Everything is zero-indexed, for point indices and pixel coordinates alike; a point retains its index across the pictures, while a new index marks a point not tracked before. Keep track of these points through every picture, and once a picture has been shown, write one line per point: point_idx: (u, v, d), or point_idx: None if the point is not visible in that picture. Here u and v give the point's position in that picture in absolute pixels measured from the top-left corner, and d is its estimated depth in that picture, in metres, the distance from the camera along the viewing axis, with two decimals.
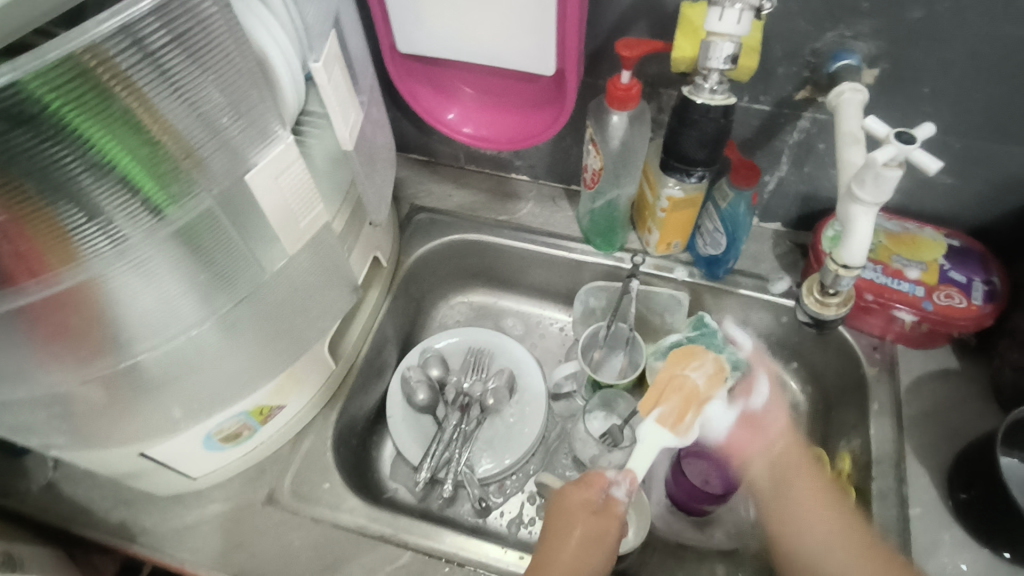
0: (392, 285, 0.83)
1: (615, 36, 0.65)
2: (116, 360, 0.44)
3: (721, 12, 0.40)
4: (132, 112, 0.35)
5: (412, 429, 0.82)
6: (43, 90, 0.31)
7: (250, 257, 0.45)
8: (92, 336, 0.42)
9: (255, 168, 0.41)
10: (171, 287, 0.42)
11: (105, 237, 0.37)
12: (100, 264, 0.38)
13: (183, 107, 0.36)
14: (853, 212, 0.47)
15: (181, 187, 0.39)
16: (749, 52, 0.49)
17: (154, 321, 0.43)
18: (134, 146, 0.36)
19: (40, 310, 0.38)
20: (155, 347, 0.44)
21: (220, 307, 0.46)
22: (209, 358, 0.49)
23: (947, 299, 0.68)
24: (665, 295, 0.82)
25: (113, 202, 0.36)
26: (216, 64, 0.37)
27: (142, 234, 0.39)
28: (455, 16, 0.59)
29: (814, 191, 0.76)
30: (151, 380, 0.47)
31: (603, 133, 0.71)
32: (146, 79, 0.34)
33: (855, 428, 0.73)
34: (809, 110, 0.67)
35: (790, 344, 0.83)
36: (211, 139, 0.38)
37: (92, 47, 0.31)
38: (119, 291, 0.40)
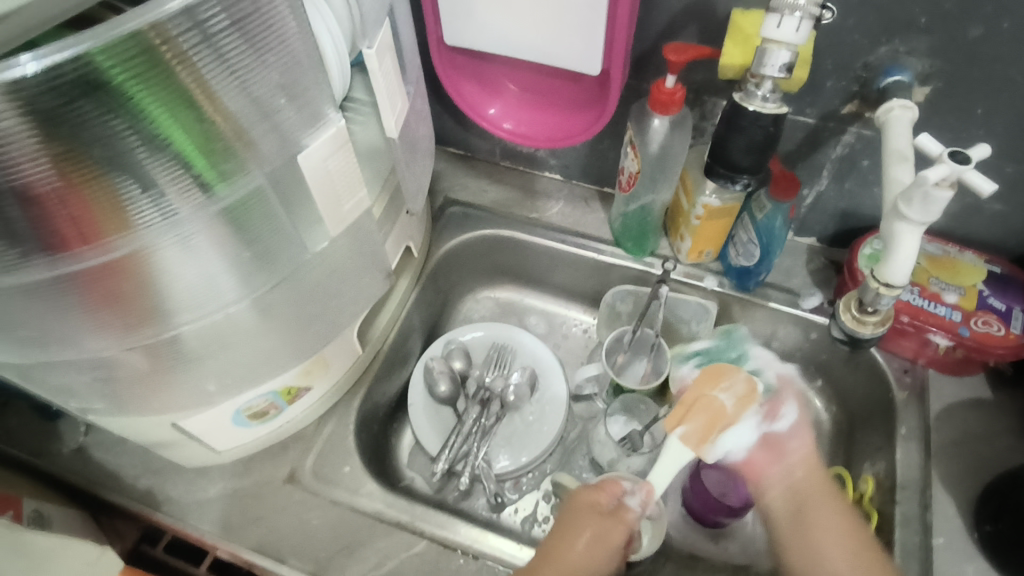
0: (421, 276, 0.84)
1: (663, 40, 0.64)
2: (159, 331, 0.44)
3: (779, 19, 0.39)
4: (190, 92, 0.35)
5: (431, 420, 0.82)
6: (109, 65, 0.32)
7: (292, 237, 0.46)
8: (137, 309, 0.42)
9: (308, 150, 0.41)
10: (214, 264, 0.43)
11: (157, 211, 0.38)
12: (148, 237, 0.39)
13: (239, 89, 0.37)
14: (898, 229, 0.47)
15: (231, 166, 0.39)
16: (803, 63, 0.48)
17: (196, 296, 0.44)
18: (189, 124, 0.36)
19: (88, 278, 0.39)
20: (194, 321, 0.45)
21: (258, 287, 0.47)
22: (247, 335, 0.50)
23: (984, 326, 0.67)
24: (693, 303, 0.81)
25: (167, 177, 0.37)
26: (274, 48, 0.37)
27: (191, 210, 0.39)
28: (505, 11, 0.59)
29: (854, 208, 0.75)
30: (189, 352, 0.48)
31: (643, 135, 0.70)
32: (205, 61, 0.35)
33: (880, 451, 0.71)
34: (856, 125, 0.66)
35: (817, 362, 0.82)
36: (263, 121, 0.39)
37: (158, 27, 0.32)
38: (165, 265, 0.41)
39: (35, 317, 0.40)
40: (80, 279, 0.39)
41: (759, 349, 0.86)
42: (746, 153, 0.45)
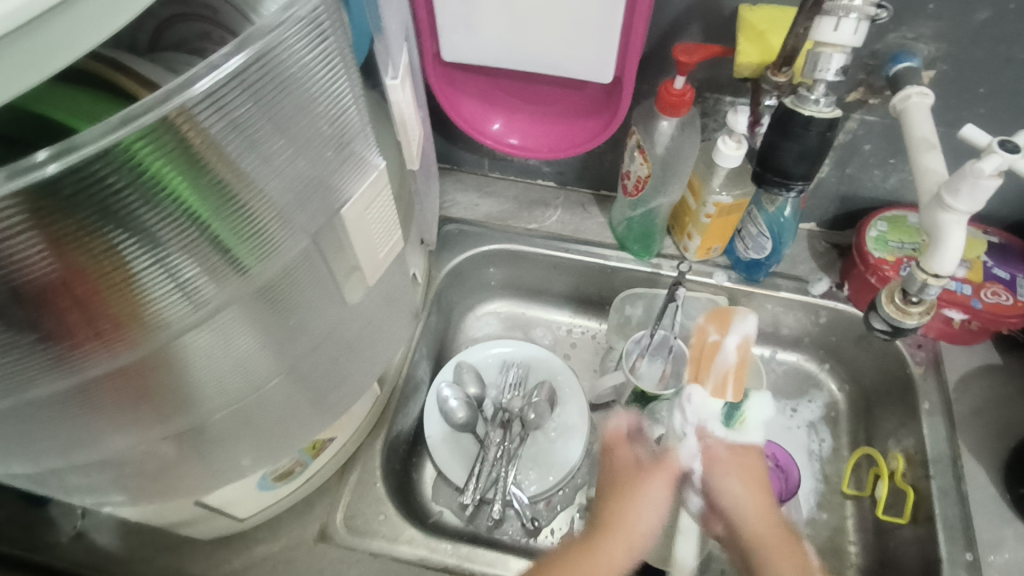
0: (426, 302, 0.80)
1: (667, 40, 0.63)
2: (189, 416, 0.42)
3: (836, 22, 0.38)
4: (218, 173, 0.32)
5: (452, 449, 0.79)
6: (133, 160, 0.29)
7: (331, 292, 0.44)
8: (163, 398, 0.40)
9: (349, 200, 0.40)
10: (245, 342, 0.41)
11: (188, 300, 0.36)
12: (179, 327, 0.37)
13: (268, 162, 0.34)
14: (943, 220, 0.47)
15: (265, 243, 0.37)
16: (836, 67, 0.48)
17: (221, 379, 0.42)
18: (218, 206, 0.34)
19: (114, 374, 0.37)
20: (224, 402, 0.44)
21: (290, 361, 0.45)
22: (275, 400, 0.47)
23: (994, 297, 0.69)
24: (704, 300, 0.81)
25: (198, 265, 0.35)
26: (300, 114, 0.35)
27: (224, 294, 0.37)
28: (510, 22, 0.56)
29: (854, 192, 0.76)
30: (215, 435, 0.46)
31: (650, 138, 0.69)
32: (231, 138, 0.32)
33: (904, 427, 0.73)
34: (860, 112, 0.66)
35: (828, 345, 0.83)
36: (293, 193, 0.37)
37: (184, 113, 0.29)
38: (194, 350, 0.39)
39: (60, 419, 0.38)
40: (107, 375, 0.36)
41: (768, 337, 0.87)
42: (804, 159, 0.43)
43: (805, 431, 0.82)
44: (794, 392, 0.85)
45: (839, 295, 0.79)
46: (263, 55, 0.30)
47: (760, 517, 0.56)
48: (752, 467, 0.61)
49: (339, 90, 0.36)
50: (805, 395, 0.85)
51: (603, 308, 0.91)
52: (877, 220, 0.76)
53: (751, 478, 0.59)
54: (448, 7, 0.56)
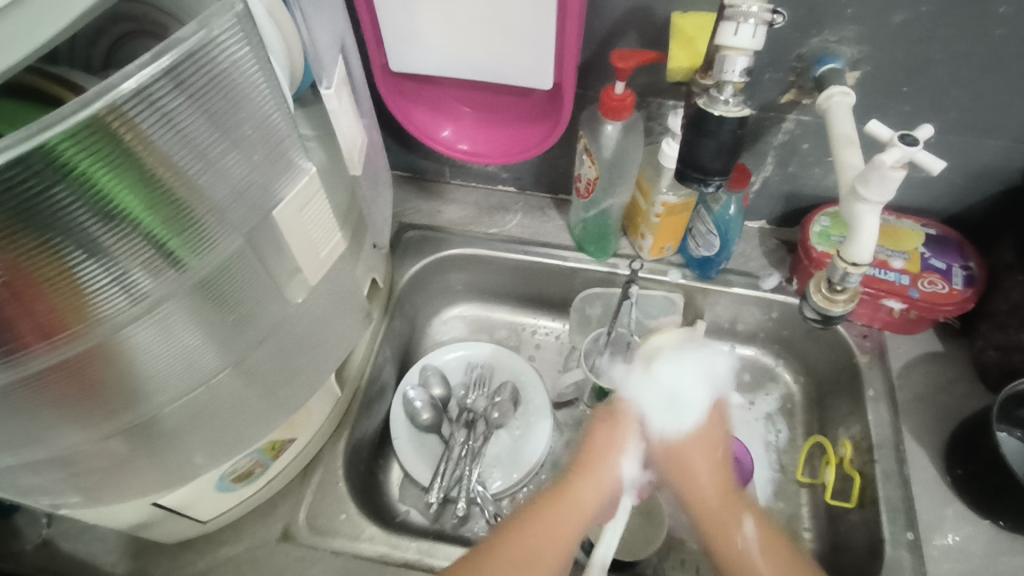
0: (389, 306, 0.82)
1: (607, 47, 0.65)
2: (138, 412, 0.44)
3: (735, 27, 0.42)
4: (152, 169, 0.35)
5: (418, 449, 0.81)
6: (66, 155, 0.32)
7: (274, 290, 0.47)
8: (109, 394, 0.42)
9: (281, 203, 0.43)
10: (190, 336, 0.43)
11: (127, 295, 0.38)
12: (121, 321, 0.39)
13: (200, 160, 0.37)
14: (858, 211, 0.49)
15: (201, 238, 0.40)
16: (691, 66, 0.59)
17: (167, 376, 0.44)
18: (155, 203, 0.36)
19: (57, 368, 0.39)
20: (170, 401, 0.45)
21: (237, 354, 0.47)
22: (224, 395, 0.49)
23: (931, 286, 0.72)
24: (660, 297, 0.84)
25: (134, 260, 0.37)
26: (229, 114, 0.38)
27: (163, 289, 0.39)
28: (452, 33, 0.59)
29: (798, 189, 0.79)
30: (164, 431, 0.47)
31: (597, 142, 0.71)
32: (164, 135, 0.35)
33: (853, 415, 0.75)
34: (795, 112, 0.69)
35: (782, 338, 0.86)
36: (226, 189, 0.40)
37: (115, 109, 0.32)
38: (137, 344, 0.41)
39: (5, 417, 0.40)
40: (51, 370, 0.38)
41: (725, 332, 0.90)
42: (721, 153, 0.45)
43: (762, 423, 0.84)
44: (751, 386, 0.88)
45: (788, 290, 0.82)
46: (192, 55, 0.34)
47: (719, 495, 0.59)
48: (713, 439, 0.61)
49: (268, 93, 0.40)
50: (762, 388, 0.87)
51: (565, 309, 0.93)
52: (820, 216, 0.79)
53: (710, 457, 0.60)
54: (392, 21, 0.59)
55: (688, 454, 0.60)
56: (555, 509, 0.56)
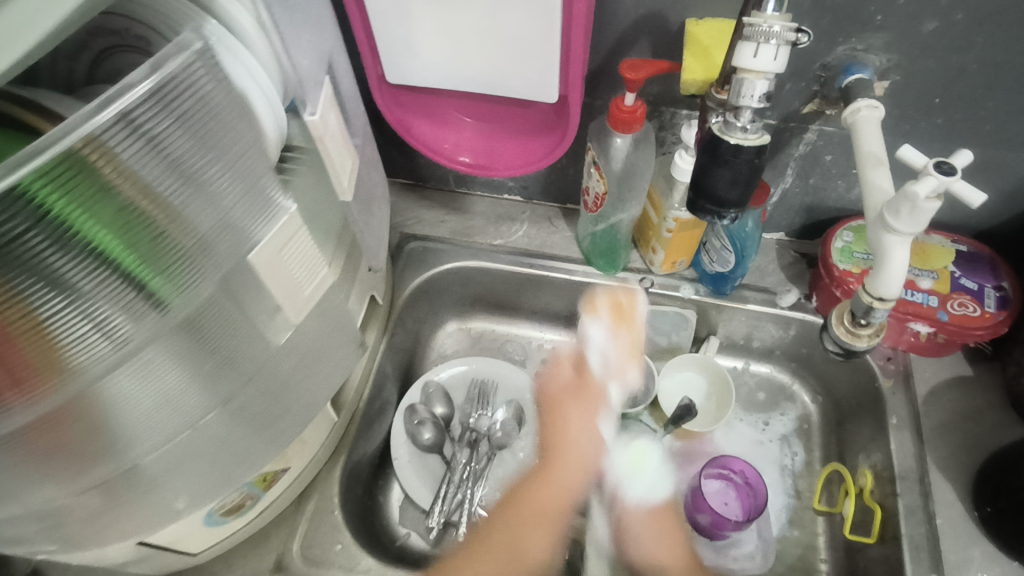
0: (389, 322, 0.79)
1: (616, 56, 0.61)
2: (118, 464, 0.42)
3: (755, 48, 0.37)
4: (132, 202, 0.33)
5: (418, 470, 0.78)
6: (38, 194, 0.29)
7: (252, 331, 0.45)
8: (90, 442, 0.40)
9: (258, 245, 0.40)
10: (174, 376, 0.41)
11: (108, 340, 0.36)
12: (104, 365, 0.36)
13: (183, 190, 0.35)
14: (887, 242, 0.45)
15: (183, 275, 0.37)
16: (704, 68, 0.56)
17: (151, 420, 0.42)
18: (135, 240, 0.34)
19: (36, 421, 0.36)
20: (154, 447, 0.43)
21: (225, 392, 0.46)
22: (212, 435, 0.47)
23: (961, 309, 0.67)
24: (672, 313, 0.81)
25: (114, 303, 0.35)
26: (211, 143, 0.36)
27: (146, 332, 0.37)
28: (451, 44, 0.55)
29: (820, 202, 0.75)
30: (150, 476, 0.45)
31: (606, 155, 0.67)
32: (145, 162, 0.33)
33: (874, 442, 0.71)
34: (817, 123, 0.65)
35: (800, 356, 0.82)
36: (213, 221, 0.37)
37: (92, 139, 0.30)
38: (120, 387, 0.38)
39: None
40: (30, 423, 0.36)
41: (739, 348, 0.86)
42: (741, 189, 0.42)
43: (777, 445, 0.81)
44: (767, 405, 0.84)
45: (807, 307, 0.78)
46: (174, 76, 0.32)
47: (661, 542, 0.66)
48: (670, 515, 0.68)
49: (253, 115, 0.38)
50: (777, 407, 0.84)
51: (573, 323, 0.90)
52: (843, 230, 0.74)
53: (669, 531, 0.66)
54: (386, 31, 0.55)
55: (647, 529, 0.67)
56: (544, 490, 0.64)
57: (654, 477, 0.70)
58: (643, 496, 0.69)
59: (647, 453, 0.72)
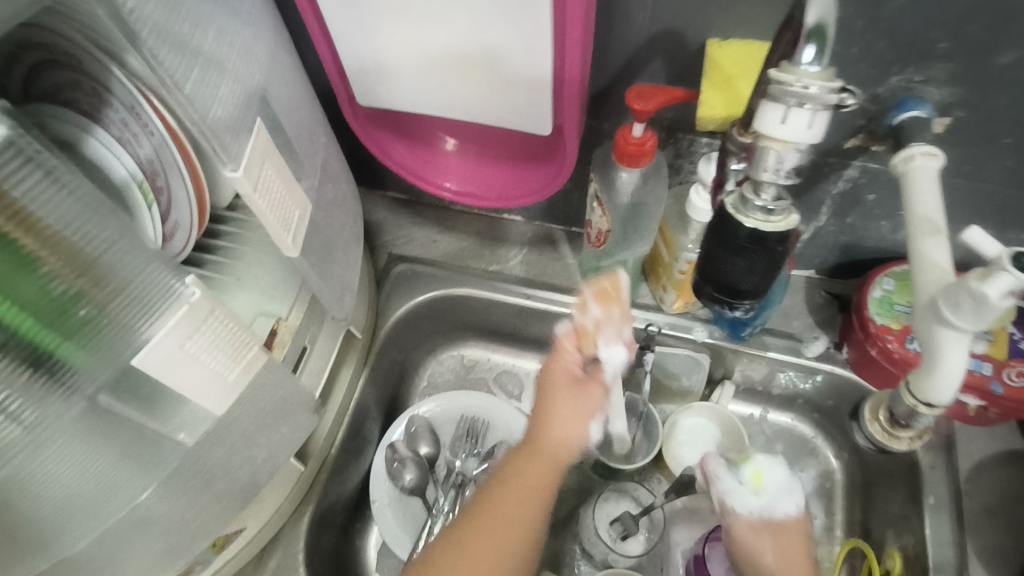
0: (370, 354, 0.73)
1: (624, 78, 0.52)
2: (38, 564, 0.36)
3: (784, 114, 0.32)
4: (21, 253, 0.28)
5: (399, 515, 0.73)
6: None
7: (162, 432, 0.37)
8: (3, 544, 0.34)
9: (145, 348, 0.32)
10: (93, 461, 0.35)
11: (14, 429, 0.30)
12: (14, 457, 0.30)
13: (86, 240, 0.30)
14: (941, 338, 0.37)
15: (97, 341, 0.31)
16: (726, 99, 0.48)
17: (69, 513, 0.36)
18: (26, 301, 0.29)
19: None
20: (84, 537, 0.38)
21: (162, 471, 0.39)
22: (153, 517, 0.41)
23: (1019, 379, 0.58)
24: (682, 357, 0.71)
25: (10, 381, 0.29)
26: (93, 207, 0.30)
27: (57, 414, 0.31)
28: (427, 65, 0.47)
29: (857, 242, 0.66)
30: (77, 569, 0.40)
31: (610, 189, 0.59)
32: (37, 206, 0.28)
33: (905, 520, 0.63)
34: (860, 159, 0.55)
35: (825, 408, 0.74)
36: (122, 275, 0.32)
37: None
38: (37, 477, 0.32)
39: None
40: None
41: (757, 394, 0.78)
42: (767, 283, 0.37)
43: None
44: (784, 459, 0.76)
45: (837, 358, 0.69)
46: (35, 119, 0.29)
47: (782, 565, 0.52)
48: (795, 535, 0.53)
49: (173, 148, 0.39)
50: (797, 463, 0.76)
51: None
52: (883, 277, 0.65)
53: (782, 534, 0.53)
54: (351, 48, 0.47)
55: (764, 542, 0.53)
56: (531, 464, 0.54)
57: (779, 487, 0.55)
58: (761, 510, 0.54)
59: (766, 465, 0.56)
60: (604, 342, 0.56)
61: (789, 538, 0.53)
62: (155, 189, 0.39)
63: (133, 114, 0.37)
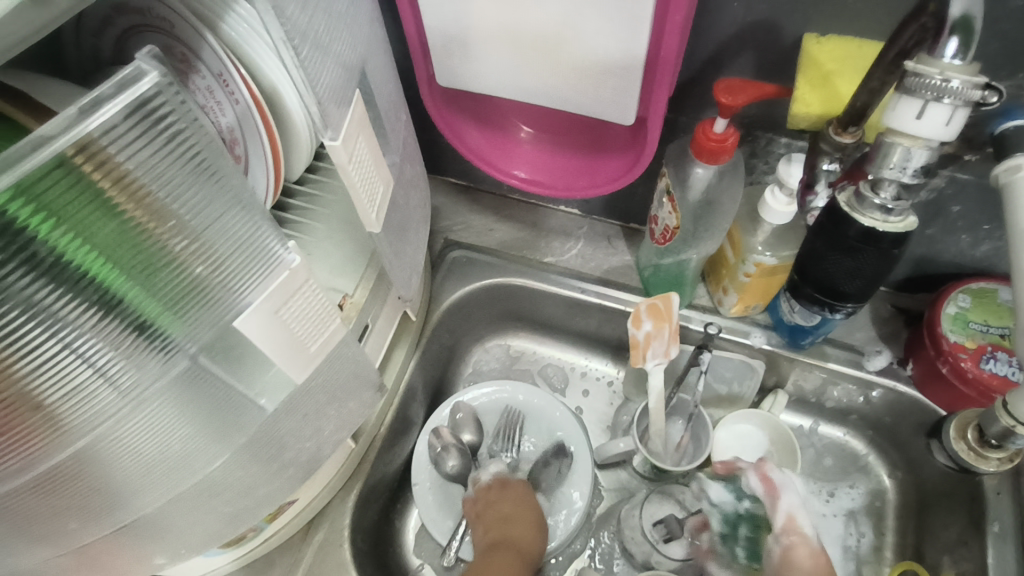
0: (422, 338, 0.72)
1: (712, 69, 0.51)
2: (112, 520, 0.38)
3: (921, 110, 0.35)
4: (137, 225, 0.28)
5: (440, 501, 0.72)
6: (23, 213, 0.23)
7: (247, 397, 0.38)
8: (87, 499, 0.35)
9: (247, 308, 0.33)
10: (179, 428, 0.35)
11: (110, 387, 0.31)
12: (105, 417, 0.31)
13: (199, 210, 0.29)
14: None
15: (195, 312, 0.32)
16: (825, 97, 0.47)
17: (151, 474, 0.36)
18: (135, 272, 0.29)
19: (28, 479, 0.31)
20: (158, 501, 0.38)
21: (235, 443, 0.40)
22: (226, 482, 0.41)
23: None
24: (736, 361, 0.70)
25: (114, 343, 0.29)
26: (207, 172, 0.29)
27: (152, 375, 0.32)
28: (514, 45, 0.46)
29: (933, 255, 0.63)
30: (144, 531, 0.41)
31: (682, 183, 0.58)
32: (154, 177, 0.27)
33: (965, 545, 0.61)
34: (950, 168, 0.53)
35: (881, 425, 0.72)
36: (225, 246, 0.31)
37: (87, 146, 0.24)
38: (125, 441, 0.33)
39: None
40: (22, 482, 0.31)
41: (811, 406, 0.76)
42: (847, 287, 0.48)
43: (842, 521, 0.72)
44: (834, 474, 0.74)
45: (900, 374, 0.66)
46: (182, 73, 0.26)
47: None
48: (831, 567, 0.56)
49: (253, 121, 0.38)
50: (846, 478, 0.74)
51: (622, 354, 0.81)
52: (958, 293, 0.63)
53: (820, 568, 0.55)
54: (440, 25, 0.47)
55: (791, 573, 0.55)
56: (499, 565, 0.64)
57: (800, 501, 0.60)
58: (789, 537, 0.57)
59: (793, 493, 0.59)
60: (652, 356, 0.63)
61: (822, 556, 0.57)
62: (234, 157, 0.39)
63: (220, 81, 0.37)
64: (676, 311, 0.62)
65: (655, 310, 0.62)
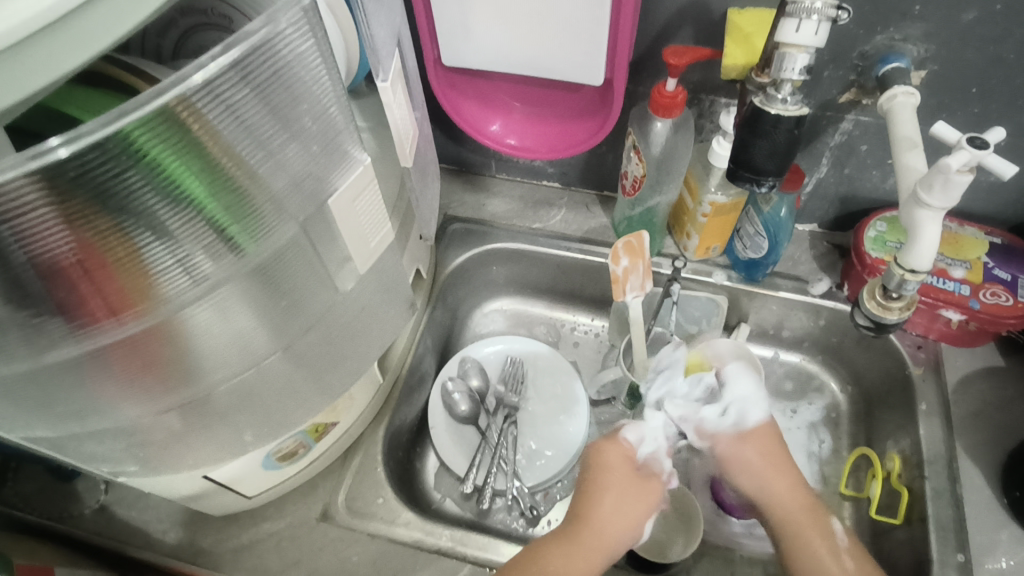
0: (432, 296, 0.83)
1: (660, 43, 0.64)
2: (190, 391, 0.46)
3: (798, 24, 0.48)
4: (218, 159, 0.37)
5: (455, 440, 0.81)
6: (143, 139, 0.33)
7: (324, 278, 0.48)
8: (166, 371, 0.44)
9: (337, 192, 0.44)
10: (241, 318, 0.44)
11: (193, 280, 0.40)
12: (186, 304, 0.41)
13: (267, 148, 0.39)
14: (920, 217, 0.48)
15: (259, 225, 0.41)
16: (744, 52, 0.59)
17: (220, 354, 0.46)
18: (215, 193, 0.38)
19: (123, 349, 0.41)
20: (224, 377, 0.47)
21: (289, 337, 0.49)
22: (289, 367, 0.51)
23: (993, 298, 0.71)
24: (703, 298, 0.81)
25: (199, 245, 0.39)
26: (291, 106, 0.39)
27: (226, 271, 0.41)
28: (504, 24, 0.59)
29: (854, 192, 0.77)
30: (219, 408, 0.50)
31: (645, 139, 0.71)
32: (229, 124, 0.36)
33: (902, 428, 0.73)
34: (853, 112, 0.67)
35: (830, 346, 0.84)
36: (284, 170, 0.40)
37: (184, 99, 0.33)
38: (198, 325, 0.42)
39: (73, 390, 0.43)
40: (119, 351, 0.41)
41: (770, 338, 0.88)
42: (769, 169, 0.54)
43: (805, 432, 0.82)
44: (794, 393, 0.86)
45: (838, 296, 0.79)
46: (259, 47, 0.35)
47: (780, 479, 0.62)
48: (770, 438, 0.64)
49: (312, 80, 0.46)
50: (805, 397, 0.85)
51: (605, 308, 0.93)
52: (876, 220, 0.77)
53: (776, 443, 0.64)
54: (445, 14, 0.60)
55: (758, 446, 0.64)
56: (580, 546, 0.57)
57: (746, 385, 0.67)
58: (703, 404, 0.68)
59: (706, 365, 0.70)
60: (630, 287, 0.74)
61: (769, 435, 0.64)
62: None
63: None
64: (647, 247, 0.73)
65: (630, 247, 0.73)
